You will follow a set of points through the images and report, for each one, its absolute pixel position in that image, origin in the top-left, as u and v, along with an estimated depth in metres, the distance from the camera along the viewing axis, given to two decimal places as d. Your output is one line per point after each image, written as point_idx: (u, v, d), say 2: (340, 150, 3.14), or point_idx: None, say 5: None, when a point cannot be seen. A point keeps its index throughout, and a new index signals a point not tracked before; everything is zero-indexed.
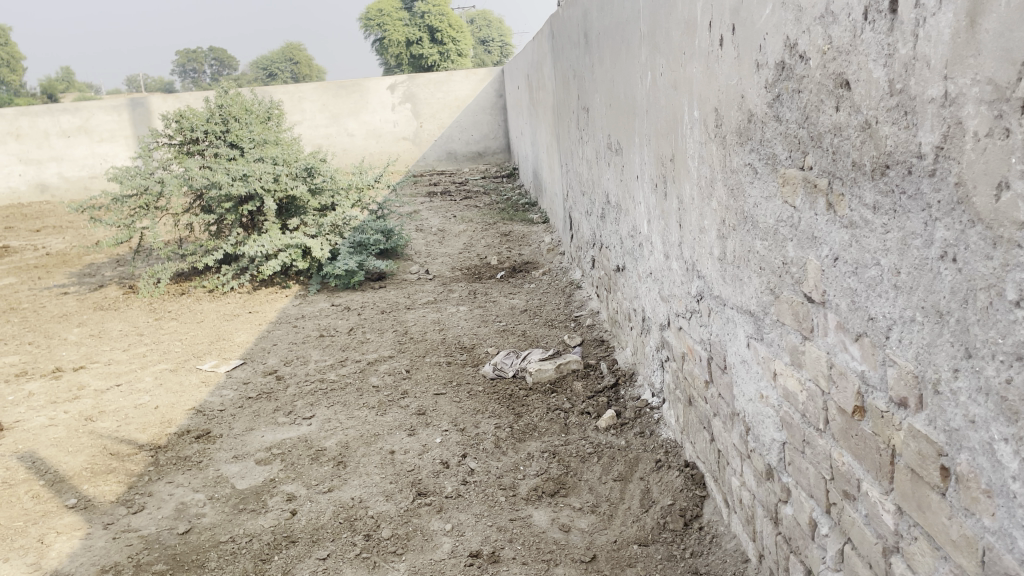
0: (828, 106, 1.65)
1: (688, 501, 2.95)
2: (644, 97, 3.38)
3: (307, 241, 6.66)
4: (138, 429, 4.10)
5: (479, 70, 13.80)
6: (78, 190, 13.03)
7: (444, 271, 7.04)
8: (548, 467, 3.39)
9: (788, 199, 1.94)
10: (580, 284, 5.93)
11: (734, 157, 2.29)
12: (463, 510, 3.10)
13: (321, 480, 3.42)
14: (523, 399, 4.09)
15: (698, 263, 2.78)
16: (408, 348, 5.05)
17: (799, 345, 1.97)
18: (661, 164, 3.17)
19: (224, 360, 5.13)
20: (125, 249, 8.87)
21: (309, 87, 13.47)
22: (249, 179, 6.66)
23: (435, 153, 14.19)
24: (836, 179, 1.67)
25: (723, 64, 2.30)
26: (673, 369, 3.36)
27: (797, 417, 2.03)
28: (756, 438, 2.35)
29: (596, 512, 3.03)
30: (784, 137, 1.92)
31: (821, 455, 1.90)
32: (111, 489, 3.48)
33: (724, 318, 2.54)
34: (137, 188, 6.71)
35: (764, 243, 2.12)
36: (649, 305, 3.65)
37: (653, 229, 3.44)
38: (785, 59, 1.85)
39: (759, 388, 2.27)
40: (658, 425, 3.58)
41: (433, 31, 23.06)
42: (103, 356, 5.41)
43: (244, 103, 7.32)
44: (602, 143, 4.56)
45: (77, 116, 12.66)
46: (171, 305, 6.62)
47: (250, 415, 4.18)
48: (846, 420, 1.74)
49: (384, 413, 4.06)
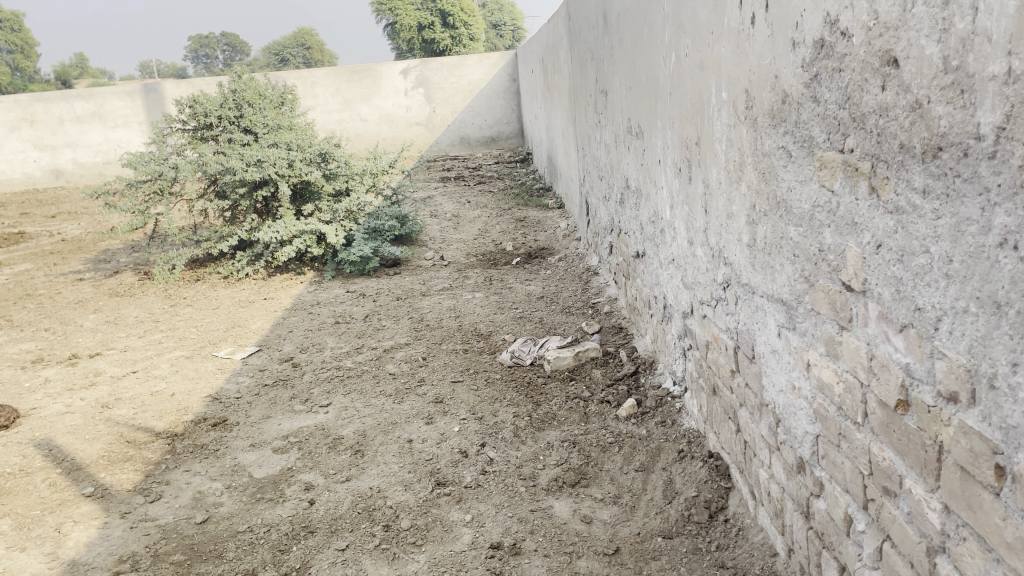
0: (873, 85, 1.58)
1: (712, 493, 2.89)
2: (667, 79, 3.30)
3: (321, 227, 6.61)
4: (155, 417, 4.08)
5: (491, 55, 13.68)
6: (92, 175, 13.04)
7: (459, 257, 6.98)
8: (568, 457, 3.34)
9: (825, 183, 1.87)
10: (597, 270, 5.85)
11: (767, 140, 2.21)
12: (483, 500, 3.05)
13: (339, 469, 3.38)
14: (542, 387, 4.04)
15: (724, 250, 2.71)
16: (424, 335, 5.00)
17: (835, 335, 1.90)
18: (686, 147, 3.09)
19: (240, 347, 5.10)
20: (140, 235, 8.87)
21: (322, 72, 13.40)
22: (264, 164, 6.62)
23: (448, 138, 14.10)
24: (880, 163, 1.60)
25: (755, 43, 2.22)
26: (696, 357, 3.30)
27: (832, 409, 1.96)
28: (786, 430, 2.28)
29: (618, 504, 2.98)
30: (822, 119, 1.85)
31: (858, 449, 1.84)
32: (128, 477, 3.46)
33: (753, 306, 2.47)
34: (151, 174, 6.70)
35: (798, 229, 2.05)
36: (671, 292, 3.59)
37: (676, 215, 3.37)
38: (825, 36, 1.77)
39: (791, 379, 2.20)
40: (680, 414, 3.52)
41: (445, 16, 22.90)
42: (119, 342, 5.39)
43: (258, 87, 7.25)
44: (622, 127, 4.47)
45: (91, 102, 12.65)
46: (186, 291, 6.60)
47: (267, 402, 4.15)
48: (888, 414, 1.67)
49: (401, 401, 4.01)
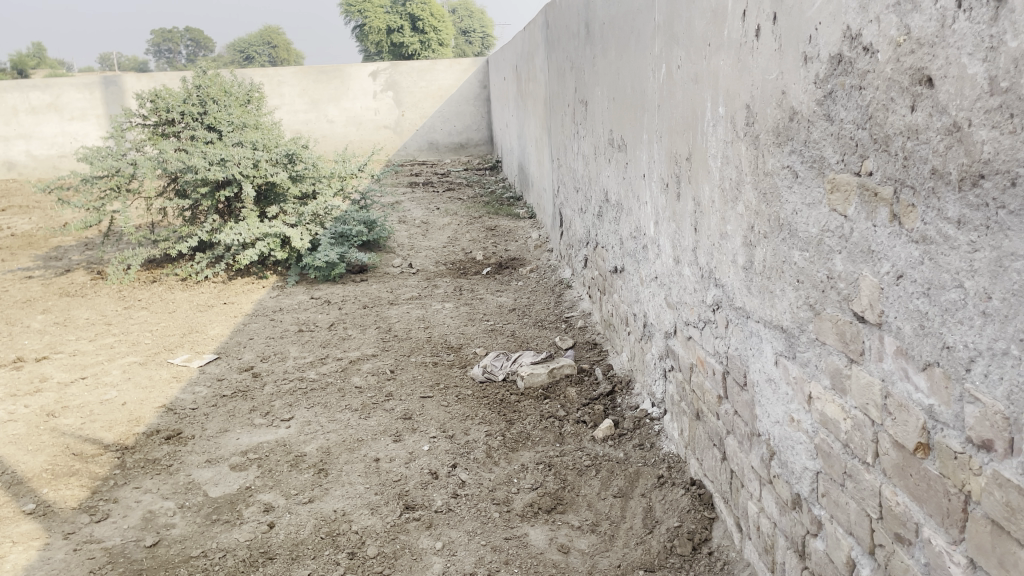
0: (901, 105, 1.47)
1: (695, 523, 2.77)
2: (656, 92, 3.19)
3: (287, 231, 6.41)
4: (104, 428, 3.85)
5: (463, 61, 13.57)
6: (46, 168, 12.59)
7: (427, 265, 6.82)
8: (543, 481, 3.20)
9: (836, 207, 1.77)
10: (570, 284, 5.73)
11: (769, 158, 2.10)
12: (454, 526, 2.90)
13: (300, 489, 3.20)
14: (515, 405, 3.89)
15: (715, 271, 2.60)
16: (392, 346, 4.82)
17: (843, 368, 1.80)
18: (675, 162, 2.98)
19: (198, 354, 4.87)
20: (94, 232, 8.54)
21: (289, 71, 13.09)
22: (227, 164, 6.39)
23: (416, 143, 13.93)
24: (906, 187, 1.49)
25: (760, 56, 2.12)
26: (678, 379, 3.18)
27: (837, 446, 1.85)
28: (782, 464, 2.17)
29: (596, 532, 2.84)
30: (835, 139, 1.74)
31: (867, 491, 1.73)
32: (73, 493, 3.23)
33: (746, 332, 2.37)
34: (108, 169, 6.46)
35: (803, 254, 1.94)
36: (653, 310, 3.47)
37: (661, 232, 3.26)
38: (843, 52, 1.67)
39: (789, 411, 2.09)
40: (658, 437, 3.40)
41: (414, 21, 22.74)
42: (68, 346, 5.13)
43: (223, 84, 7.01)
44: (602, 139, 4.36)
45: (47, 93, 12.24)
46: (142, 293, 6.33)
47: (225, 414, 3.95)
48: (904, 457, 1.57)
49: (368, 417, 3.84)
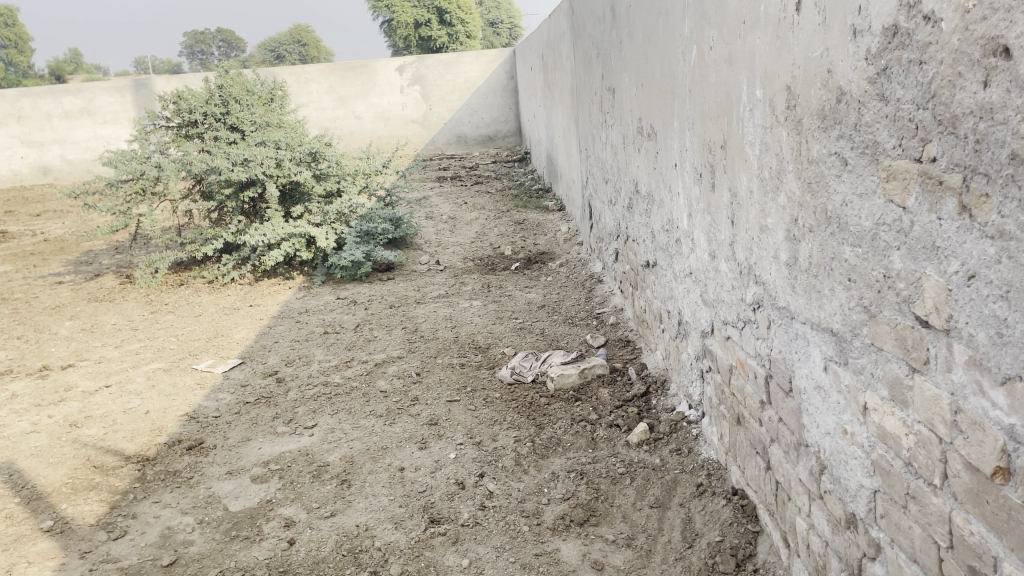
0: (971, 80, 1.28)
1: (739, 538, 2.59)
2: (686, 76, 3.00)
3: (311, 230, 6.31)
4: (126, 438, 3.76)
5: (489, 52, 13.38)
6: (80, 173, 12.66)
7: (455, 261, 6.67)
8: (575, 490, 3.03)
9: (892, 196, 1.57)
10: (601, 278, 5.55)
11: (814, 145, 1.90)
12: (482, 542, 2.75)
13: (323, 502, 3.08)
14: (545, 408, 3.73)
15: (755, 267, 2.41)
16: (419, 348, 4.69)
17: (903, 378, 1.61)
18: (708, 151, 2.78)
19: (222, 359, 4.79)
20: (124, 236, 8.52)
21: (316, 69, 13.01)
22: (250, 164, 6.30)
23: (444, 136, 13.78)
24: (978, 175, 1.30)
25: (801, 33, 1.92)
26: (716, 381, 3.00)
27: (897, 464, 1.66)
28: (833, 479, 1.99)
29: (632, 547, 2.68)
30: (891, 120, 1.55)
31: (934, 516, 1.54)
32: (91, 509, 3.14)
33: (791, 334, 2.18)
34: (132, 172, 6.39)
35: (855, 250, 1.75)
36: (688, 307, 3.28)
37: (695, 225, 3.07)
38: (899, 22, 1.47)
39: (842, 422, 1.91)
40: (696, 442, 3.22)
41: (442, 13, 22.57)
42: (93, 353, 5.07)
43: (245, 83, 6.94)
44: (631, 128, 4.17)
45: (79, 98, 12.32)
46: (169, 297, 6.27)
47: (248, 423, 3.85)
48: (979, 482, 1.38)
49: (392, 423, 3.71)
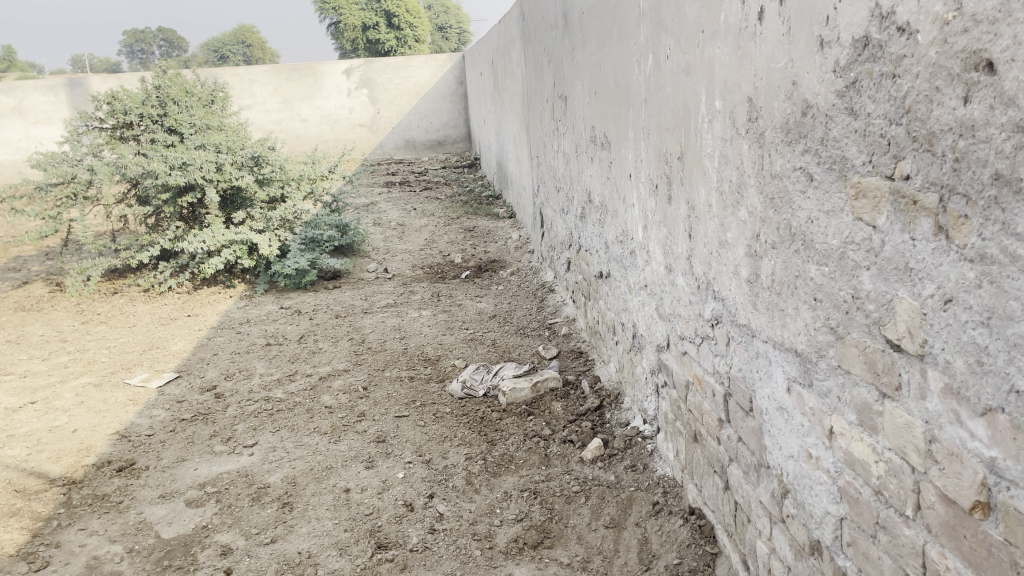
0: (949, 95, 1.23)
1: (697, 560, 2.52)
2: (642, 85, 2.93)
3: (254, 237, 6.10)
4: (52, 459, 3.54)
5: (438, 57, 13.27)
6: (10, 174, 12.07)
7: (404, 269, 6.53)
8: (529, 511, 2.93)
9: (861, 215, 1.51)
10: (552, 287, 5.47)
11: (777, 159, 1.84)
12: (431, 569, 2.63)
13: (262, 527, 2.92)
14: (496, 423, 3.63)
15: (713, 282, 2.35)
16: (366, 360, 4.54)
17: (872, 403, 1.55)
18: (664, 161, 2.72)
19: (157, 373, 4.56)
20: (55, 242, 8.14)
21: (260, 70, 12.67)
22: (188, 168, 6.06)
23: (393, 140, 13.60)
24: (956, 195, 1.25)
25: (763, 42, 1.85)
26: (672, 397, 2.93)
27: (866, 492, 1.60)
28: (797, 504, 1.92)
29: (587, 570, 2.58)
30: (861, 136, 1.48)
31: (906, 548, 1.48)
32: (11, 538, 2.92)
33: (752, 352, 2.11)
34: (62, 175, 6.08)
35: (821, 268, 1.68)
36: (643, 321, 3.21)
37: (650, 237, 3.00)
38: (870, 34, 1.41)
39: (806, 446, 1.84)
40: (651, 458, 3.16)
41: (389, 17, 22.34)
42: (18, 367, 4.79)
43: (184, 84, 6.70)
44: (584, 136, 4.09)
45: (10, 96, 11.77)
46: (101, 306, 5.99)
47: (183, 441, 3.65)
48: (955, 515, 1.33)
49: (338, 441, 3.56)
